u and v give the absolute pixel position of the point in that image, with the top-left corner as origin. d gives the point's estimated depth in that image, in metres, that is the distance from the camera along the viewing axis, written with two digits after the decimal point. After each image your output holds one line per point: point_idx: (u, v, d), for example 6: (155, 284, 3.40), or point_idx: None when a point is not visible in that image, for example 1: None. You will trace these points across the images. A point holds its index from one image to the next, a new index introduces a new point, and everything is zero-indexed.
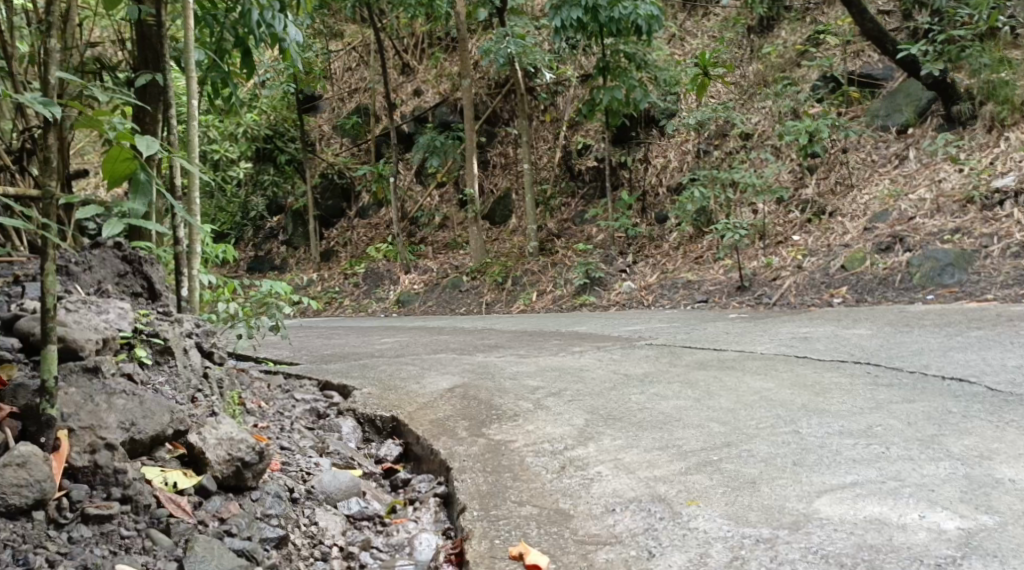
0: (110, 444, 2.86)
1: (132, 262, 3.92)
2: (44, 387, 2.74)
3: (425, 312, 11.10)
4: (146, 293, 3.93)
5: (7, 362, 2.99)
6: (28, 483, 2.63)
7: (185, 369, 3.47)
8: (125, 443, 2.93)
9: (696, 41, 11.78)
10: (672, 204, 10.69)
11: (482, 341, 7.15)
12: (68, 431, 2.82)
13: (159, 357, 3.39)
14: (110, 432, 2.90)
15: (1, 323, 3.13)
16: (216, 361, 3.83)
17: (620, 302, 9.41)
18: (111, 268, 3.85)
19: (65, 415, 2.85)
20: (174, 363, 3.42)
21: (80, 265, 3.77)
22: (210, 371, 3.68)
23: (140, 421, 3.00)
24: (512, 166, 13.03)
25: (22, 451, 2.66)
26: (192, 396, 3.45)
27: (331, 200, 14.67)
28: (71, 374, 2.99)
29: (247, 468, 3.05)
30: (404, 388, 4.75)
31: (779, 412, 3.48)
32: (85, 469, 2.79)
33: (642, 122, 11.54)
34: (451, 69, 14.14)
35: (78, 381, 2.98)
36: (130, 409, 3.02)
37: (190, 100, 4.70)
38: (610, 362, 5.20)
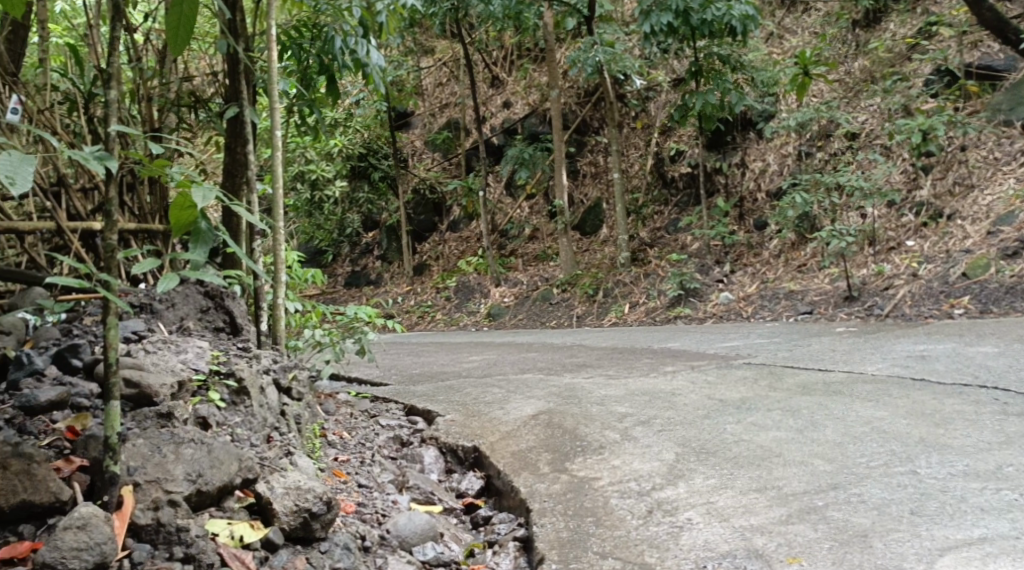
0: (173, 501, 2.77)
1: (214, 297, 3.85)
2: (108, 443, 2.67)
3: (515, 325, 10.95)
4: (228, 328, 3.85)
5: (84, 410, 3.11)
6: (88, 546, 2.55)
7: (261, 409, 3.35)
8: (190, 496, 2.82)
9: (797, 39, 11.37)
10: (771, 210, 10.29)
11: (572, 359, 6.95)
12: (132, 487, 2.75)
13: (235, 398, 3.30)
14: (175, 485, 2.81)
15: (86, 369, 3.31)
16: (295, 396, 3.70)
17: (715, 314, 9.07)
18: (193, 304, 3.79)
19: (131, 469, 2.80)
20: (250, 403, 3.31)
21: (163, 302, 3.71)
22: (288, 408, 3.56)
23: (207, 471, 2.89)
24: (603, 175, 12.77)
25: (81, 513, 2.58)
26: (268, 436, 3.33)
27: (423, 214, 14.66)
28: (144, 420, 2.98)
29: (316, 519, 2.87)
30: (489, 414, 4.56)
31: (895, 449, 3.22)
32: (148, 527, 2.70)
33: (738, 126, 11.16)
34: (541, 79, 13.98)
35: (149, 432, 2.93)
36: (198, 459, 2.90)
37: (274, 131, 4.58)
38: (705, 385, 4.93)
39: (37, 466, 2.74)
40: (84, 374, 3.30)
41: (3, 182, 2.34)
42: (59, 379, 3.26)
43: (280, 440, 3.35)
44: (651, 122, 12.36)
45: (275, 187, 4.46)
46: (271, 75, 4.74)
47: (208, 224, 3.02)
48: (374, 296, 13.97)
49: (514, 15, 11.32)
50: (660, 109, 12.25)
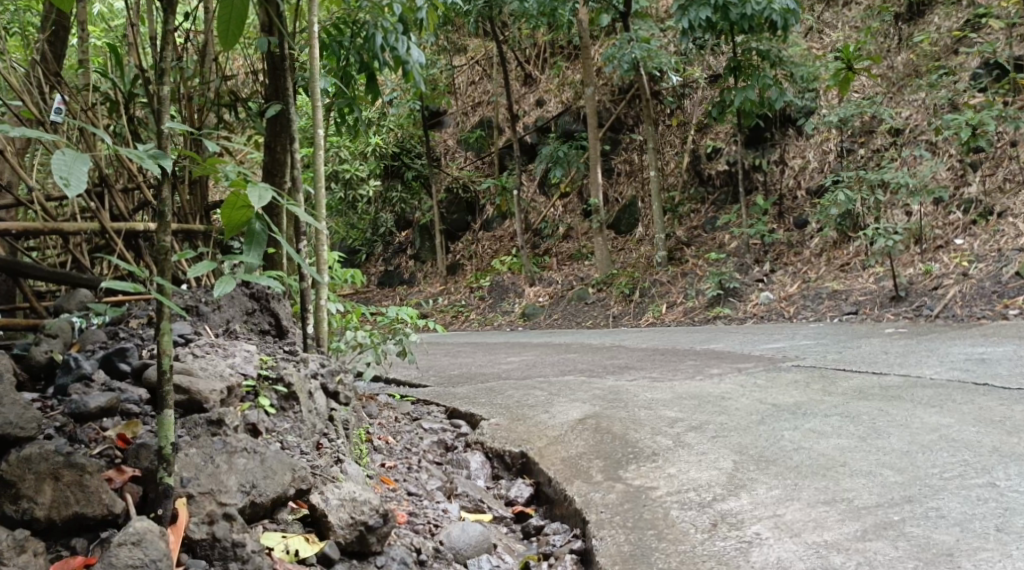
0: (229, 514, 2.67)
1: (259, 299, 3.79)
2: (162, 454, 2.57)
3: (551, 325, 10.82)
4: (274, 330, 3.81)
5: (134, 417, 3.03)
6: (144, 563, 2.45)
7: (310, 415, 3.28)
8: (245, 508, 2.74)
9: (837, 33, 11.15)
10: (812, 208, 10.09)
11: (613, 361, 6.82)
12: (187, 500, 2.65)
13: (284, 403, 3.22)
14: (230, 497, 2.71)
15: (133, 373, 3.23)
16: (343, 401, 3.61)
17: (756, 315, 8.90)
18: (239, 306, 3.72)
19: (184, 480, 2.69)
20: (299, 409, 3.24)
21: (210, 304, 3.64)
22: (336, 413, 3.47)
23: (261, 482, 2.80)
24: (638, 173, 12.61)
25: (136, 528, 2.48)
26: (318, 443, 3.24)
27: (455, 215, 14.53)
28: (196, 427, 2.88)
29: (372, 532, 2.80)
30: (534, 419, 4.45)
31: (966, 457, 3.12)
32: (204, 542, 2.61)
33: (777, 122, 10.96)
34: (575, 77, 13.84)
35: (201, 441, 2.81)
36: (252, 469, 2.81)
37: (315, 129, 4.50)
38: (756, 389, 4.78)
39: (90, 476, 2.68)
40: (132, 379, 3.22)
41: (58, 184, 2.25)
42: (107, 386, 3.16)
43: (329, 446, 3.26)
44: (687, 119, 12.18)
45: (318, 186, 4.38)
46: (312, 70, 4.63)
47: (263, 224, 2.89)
48: (407, 296, 13.90)
49: (549, 12, 11.20)
50: (696, 106, 12.06)
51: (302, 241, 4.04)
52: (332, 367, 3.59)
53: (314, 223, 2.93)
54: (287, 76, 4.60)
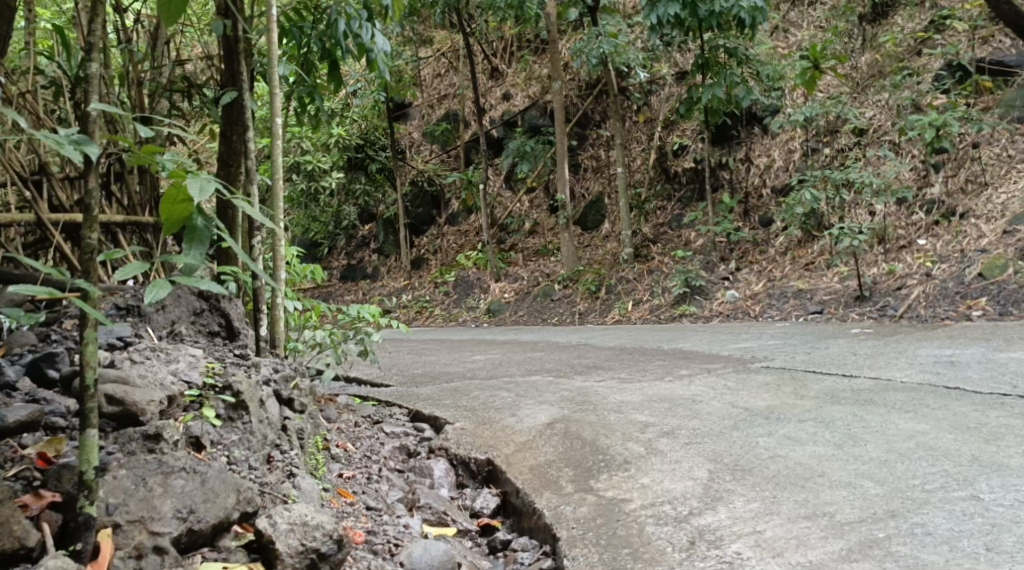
0: (160, 547, 2.55)
1: (208, 298, 3.57)
2: (83, 480, 2.45)
3: (515, 321, 10.67)
4: (224, 332, 3.58)
5: (59, 433, 2.87)
6: None
7: (261, 425, 3.07)
8: (181, 537, 2.59)
9: (802, 32, 11.09)
10: (777, 207, 10.03)
11: (580, 360, 6.69)
12: (111, 530, 2.52)
13: (232, 413, 3.01)
14: (163, 525, 2.58)
15: (63, 381, 3.07)
16: (297, 410, 3.41)
17: (723, 313, 8.81)
18: (185, 306, 3.51)
19: (110, 506, 2.56)
20: (249, 419, 3.02)
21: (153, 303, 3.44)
22: (290, 423, 3.27)
23: (200, 508, 2.66)
24: (605, 170, 12.50)
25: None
26: (268, 456, 3.05)
27: (420, 208, 14.37)
28: (129, 442, 2.74)
29: (325, 560, 2.66)
30: (499, 422, 4.29)
31: (947, 466, 3.02)
32: None
33: (744, 120, 10.89)
34: (541, 71, 13.66)
35: (132, 462, 2.68)
36: (189, 492, 2.67)
37: (273, 118, 4.31)
38: (727, 391, 4.66)
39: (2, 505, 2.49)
40: (62, 388, 3.06)
41: None
42: (32, 395, 3.01)
43: (281, 458, 3.10)
44: (654, 115, 12.05)
45: (276, 177, 4.21)
46: (270, 56, 4.43)
47: (206, 222, 2.71)
48: (371, 291, 13.67)
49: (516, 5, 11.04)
50: (663, 103, 11.94)
51: (257, 237, 3.86)
52: (286, 370, 3.41)
53: (258, 217, 2.79)
54: (243, 62, 4.47)
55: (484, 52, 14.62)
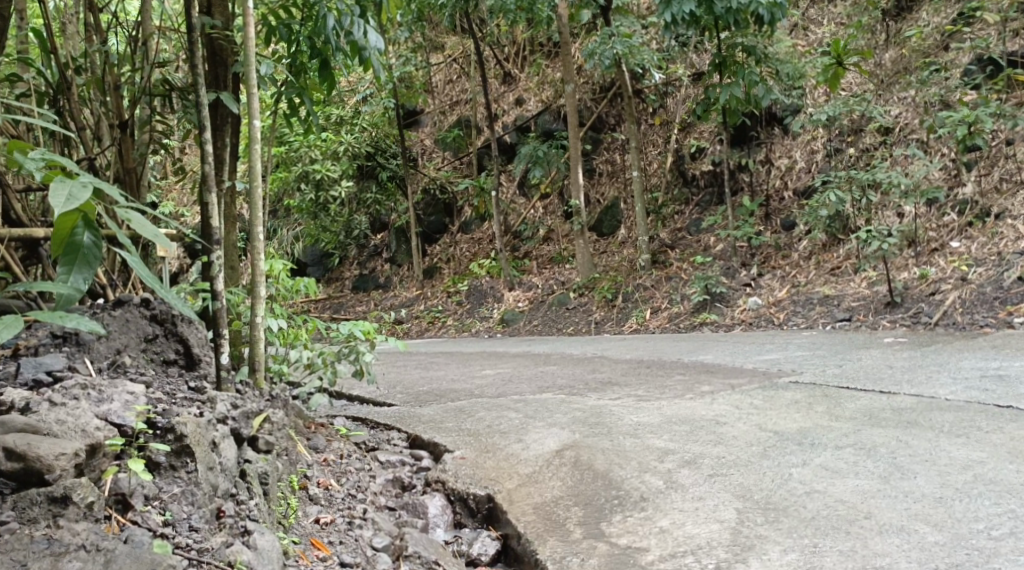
0: None
1: (163, 322, 3.29)
2: None
3: (530, 332, 10.26)
4: (183, 360, 3.28)
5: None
6: None
7: (209, 476, 2.69)
8: None
9: (823, 28, 10.68)
10: (801, 209, 9.61)
11: (593, 375, 6.30)
12: None
13: (174, 460, 2.65)
14: None
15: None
16: (263, 450, 3.04)
17: (746, 321, 8.39)
18: (135, 332, 3.20)
19: None
20: (193, 468, 2.66)
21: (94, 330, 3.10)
22: (253, 467, 2.90)
23: None
24: (620, 174, 12.10)
25: None
26: (217, 511, 2.68)
27: (432, 216, 14.02)
28: (30, 508, 2.38)
29: None
30: (502, 450, 3.92)
31: (1014, 507, 2.67)
32: None
33: (763, 120, 10.48)
34: (554, 75, 13.27)
35: (13, 540, 2.31)
36: None
37: (252, 120, 4.03)
38: (752, 411, 4.26)
39: None
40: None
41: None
42: None
43: (233, 512, 2.71)
44: (670, 118, 11.64)
45: (255, 184, 3.95)
46: (246, 51, 4.10)
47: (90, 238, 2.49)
48: (382, 301, 13.31)
49: None
50: (679, 104, 11.51)
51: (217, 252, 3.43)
52: (247, 404, 3.07)
53: (149, 232, 2.49)
54: (198, 56, 4.02)
55: (496, 58, 14.26)
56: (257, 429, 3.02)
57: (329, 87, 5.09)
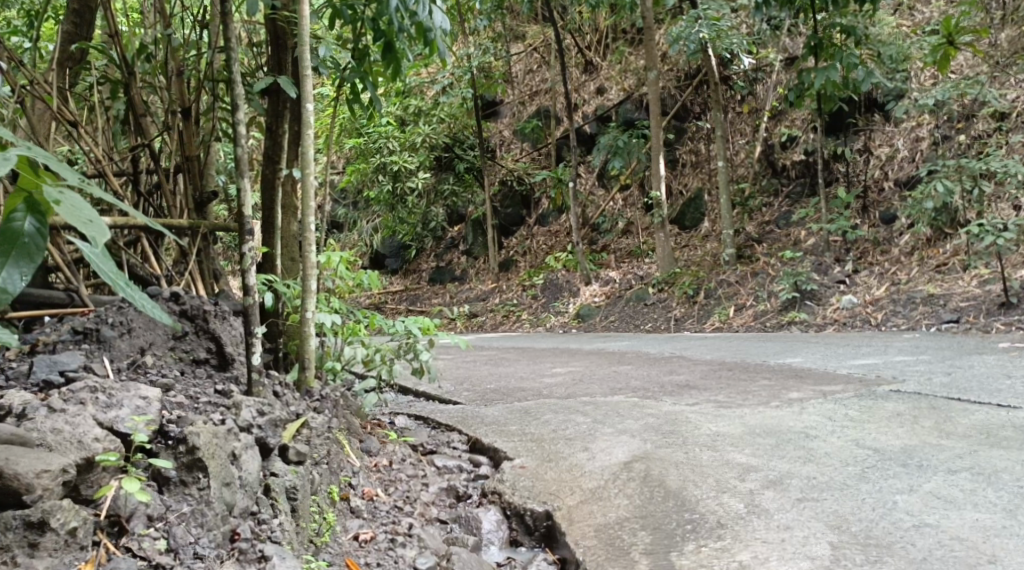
0: None
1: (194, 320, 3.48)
2: None
3: (607, 328, 9.88)
4: (214, 357, 3.47)
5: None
6: None
7: (221, 495, 2.58)
8: None
9: (929, 9, 10.05)
10: (902, 202, 9.09)
11: (670, 376, 5.95)
12: None
13: (184, 475, 2.55)
14: None
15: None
16: (292, 460, 2.92)
17: (838, 321, 7.90)
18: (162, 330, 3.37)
19: None
20: (204, 486, 2.55)
21: (119, 328, 3.25)
22: (277, 480, 2.78)
23: None
24: (705, 164, 11.63)
25: None
26: (230, 534, 2.56)
27: (510, 207, 13.74)
28: (5, 533, 2.25)
29: None
30: (567, 459, 3.63)
31: None
32: None
33: (862, 107, 9.96)
34: (637, 63, 12.85)
35: None
36: None
37: (304, 104, 3.80)
38: (849, 424, 3.86)
39: None
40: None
41: None
42: None
43: (249, 534, 2.59)
44: (759, 105, 11.11)
45: (308, 172, 3.75)
46: (300, 31, 3.85)
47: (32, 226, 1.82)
48: (458, 293, 13.09)
49: None
50: (770, 91, 10.97)
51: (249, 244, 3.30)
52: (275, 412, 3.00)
53: (84, 215, 1.75)
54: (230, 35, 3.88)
55: (577, 46, 13.87)
56: (287, 439, 2.95)
57: (396, 69, 4.85)
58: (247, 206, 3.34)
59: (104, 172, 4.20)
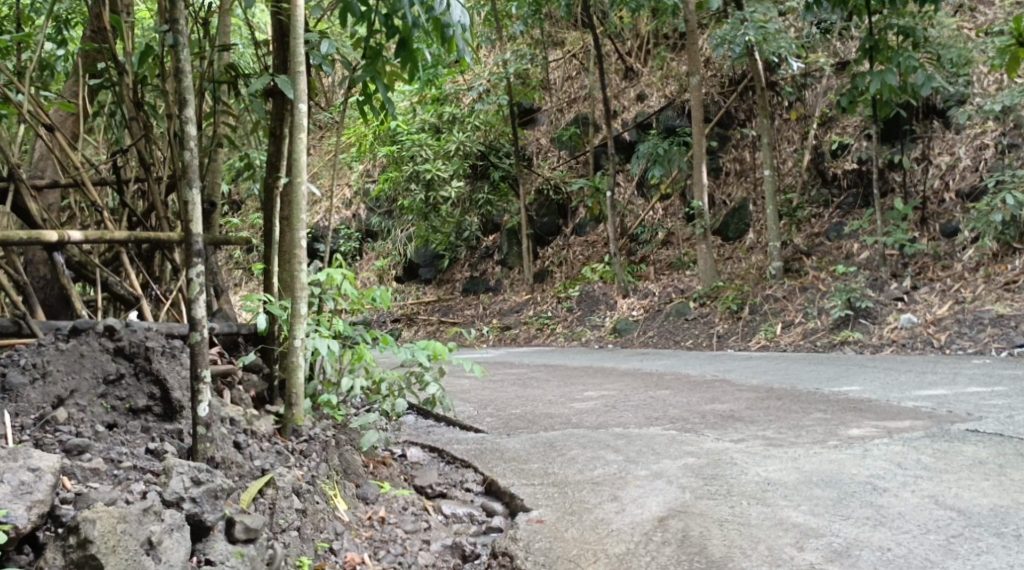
0: None
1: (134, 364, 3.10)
2: None
3: (645, 344, 9.34)
4: (158, 406, 3.10)
5: None
6: None
7: None
8: None
9: (993, 10, 9.45)
10: (965, 213, 8.52)
11: (712, 404, 5.48)
12: None
13: None
14: None
15: None
16: (234, 538, 2.64)
17: (896, 341, 7.36)
18: (91, 375, 3.03)
19: None
20: None
21: (32, 375, 2.94)
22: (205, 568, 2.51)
23: None
24: (751, 173, 11.06)
25: None
26: None
27: (546, 217, 13.23)
28: None
29: None
30: (592, 512, 3.19)
31: None
32: None
33: (921, 113, 9.35)
34: (679, 68, 12.29)
35: None
36: None
37: (296, 104, 3.35)
38: (922, 476, 3.47)
39: None
40: None
41: None
42: None
43: None
44: (809, 112, 10.51)
45: (299, 180, 3.38)
46: (294, 24, 3.41)
47: None
48: (491, 304, 12.60)
49: None
50: (820, 97, 10.38)
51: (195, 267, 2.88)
52: (218, 478, 2.67)
53: None
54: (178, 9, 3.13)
55: (617, 51, 13.33)
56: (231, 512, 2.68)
57: (412, 68, 4.35)
58: (196, 221, 2.91)
59: (85, 181, 3.79)
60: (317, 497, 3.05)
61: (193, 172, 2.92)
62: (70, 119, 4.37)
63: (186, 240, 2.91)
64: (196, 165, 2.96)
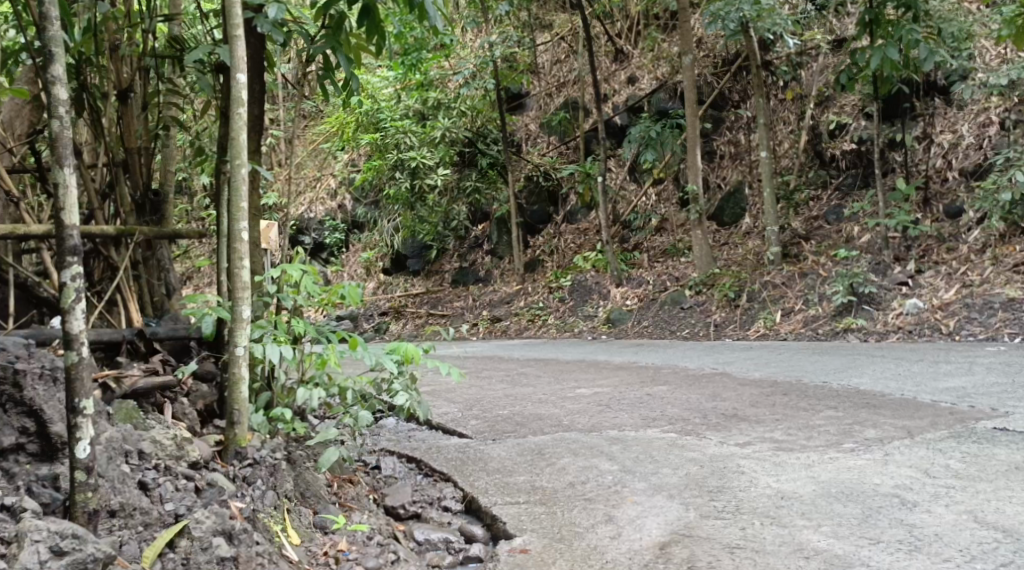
0: None
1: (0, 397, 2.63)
2: None
3: (639, 334, 8.93)
4: (33, 444, 2.65)
5: None
6: None
7: None
8: None
9: None
10: (969, 193, 8.13)
11: (712, 401, 5.08)
12: None
13: None
14: None
15: None
16: None
17: (902, 329, 6.97)
18: None
19: None
20: None
21: None
22: None
23: None
24: (746, 155, 10.64)
25: None
26: None
27: (536, 204, 12.80)
28: None
29: None
30: (583, 540, 2.84)
31: None
32: None
33: (922, 90, 8.93)
34: (671, 49, 11.84)
35: None
36: None
37: (234, 74, 2.97)
38: (954, 487, 3.09)
39: None
40: None
41: None
42: None
43: None
44: (805, 91, 10.08)
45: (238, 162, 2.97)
46: None
47: None
48: (481, 296, 12.13)
49: None
50: (817, 75, 9.96)
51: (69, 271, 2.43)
52: (88, 547, 2.31)
53: None
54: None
55: (607, 33, 12.86)
56: None
57: (378, 39, 3.90)
58: (71, 209, 2.45)
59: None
60: (258, 536, 2.68)
61: (65, 145, 2.45)
62: (24, 109, 4.00)
63: (59, 234, 2.44)
64: (69, 138, 2.48)
